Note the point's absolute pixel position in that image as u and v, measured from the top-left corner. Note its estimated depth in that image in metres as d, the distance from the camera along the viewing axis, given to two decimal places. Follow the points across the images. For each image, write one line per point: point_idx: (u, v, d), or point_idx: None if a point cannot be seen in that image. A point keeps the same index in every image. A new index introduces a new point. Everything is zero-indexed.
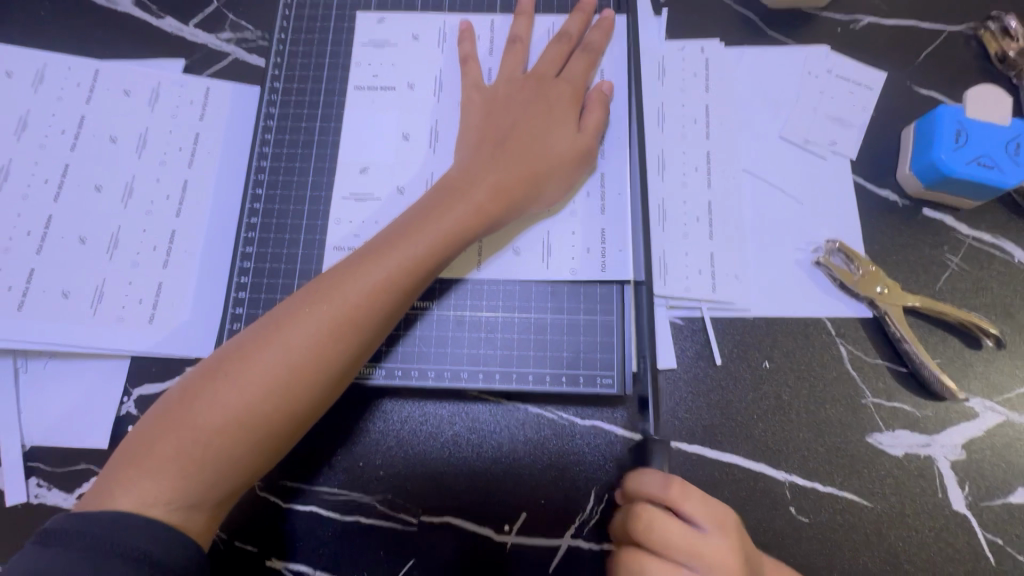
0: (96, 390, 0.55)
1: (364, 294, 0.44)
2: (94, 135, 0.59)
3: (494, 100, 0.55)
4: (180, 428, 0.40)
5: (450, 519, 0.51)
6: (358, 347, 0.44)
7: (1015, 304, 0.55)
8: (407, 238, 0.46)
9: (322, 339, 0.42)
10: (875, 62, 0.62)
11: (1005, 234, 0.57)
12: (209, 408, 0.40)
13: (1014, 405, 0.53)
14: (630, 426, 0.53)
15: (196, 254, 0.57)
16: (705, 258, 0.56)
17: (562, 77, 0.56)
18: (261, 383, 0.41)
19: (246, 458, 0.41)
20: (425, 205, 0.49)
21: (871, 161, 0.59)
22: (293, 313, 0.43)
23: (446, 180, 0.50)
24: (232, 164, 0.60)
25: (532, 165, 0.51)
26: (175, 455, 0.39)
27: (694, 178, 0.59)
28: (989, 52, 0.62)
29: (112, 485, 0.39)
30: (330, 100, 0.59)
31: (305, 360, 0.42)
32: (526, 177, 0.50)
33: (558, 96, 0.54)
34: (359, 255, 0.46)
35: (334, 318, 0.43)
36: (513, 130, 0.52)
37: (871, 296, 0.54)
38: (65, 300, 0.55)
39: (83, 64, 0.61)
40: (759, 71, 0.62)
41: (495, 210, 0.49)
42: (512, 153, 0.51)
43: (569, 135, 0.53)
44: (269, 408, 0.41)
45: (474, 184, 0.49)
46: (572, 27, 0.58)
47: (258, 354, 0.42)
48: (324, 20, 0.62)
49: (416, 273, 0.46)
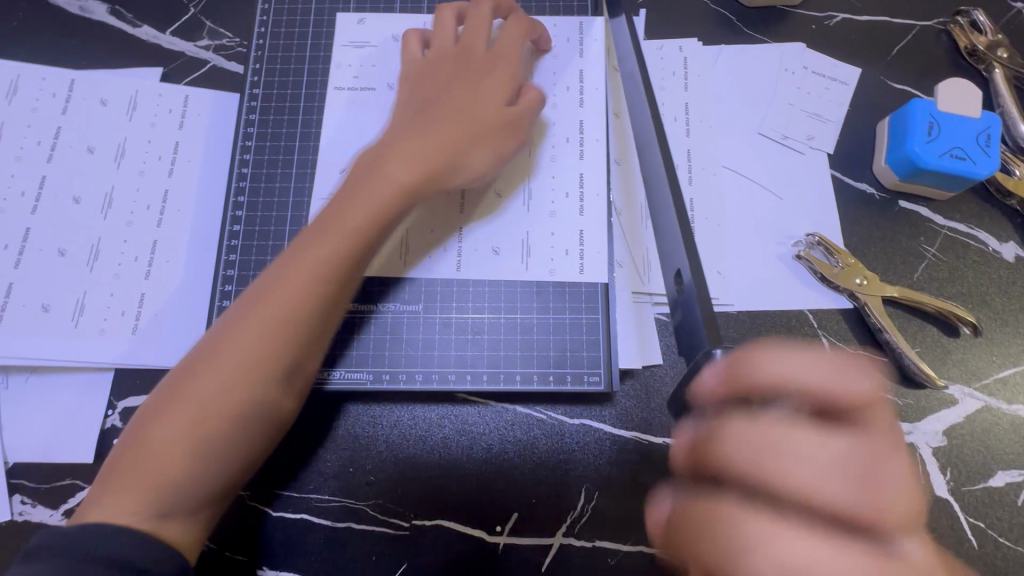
0: (80, 405, 0.54)
1: (295, 286, 0.44)
2: (72, 146, 0.59)
3: (420, 76, 0.55)
4: (142, 444, 0.40)
5: (442, 522, 0.51)
6: (303, 336, 0.43)
7: (990, 292, 0.57)
8: (345, 227, 0.46)
9: (265, 334, 0.42)
10: (850, 58, 0.63)
11: (979, 223, 0.59)
12: (168, 420, 0.40)
13: (992, 391, 0.54)
14: (618, 423, 0.53)
15: (177, 264, 0.57)
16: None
17: (494, 49, 0.55)
18: (216, 388, 0.41)
19: (209, 460, 0.41)
20: (359, 184, 0.48)
21: (848, 155, 0.60)
22: (236, 317, 0.43)
23: (362, 160, 0.50)
24: (213, 172, 0.60)
25: (456, 133, 0.51)
26: (139, 470, 0.39)
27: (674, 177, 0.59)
28: (959, 45, 0.63)
29: (83, 508, 0.39)
30: (310, 104, 0.59)
31: (252, 358, 0.42)
32: (454, 142, 0.50)
33: (484, 66, 0.54)
34: (292, 249, 0.46)
35: (271, 314, 0.43)
36: (438, 100, 0.53)
37: (851, 288, 0.55)
38: (45, 314, 0.54)
39: (58, 75, 0.60)
40: (738, 67, 0.63)
41: (417, 179, 0.49)
42: (445, 120, 0.51)
43: (496, 106, 0.53)
44: (226, 410, 0.41)
45: (395, 158, 0.49)
46: (505, 2, 0.57)
47: (210, 361, 0.42)
48: (303, 25, 0.62)
49: (348, 256, 0.45)
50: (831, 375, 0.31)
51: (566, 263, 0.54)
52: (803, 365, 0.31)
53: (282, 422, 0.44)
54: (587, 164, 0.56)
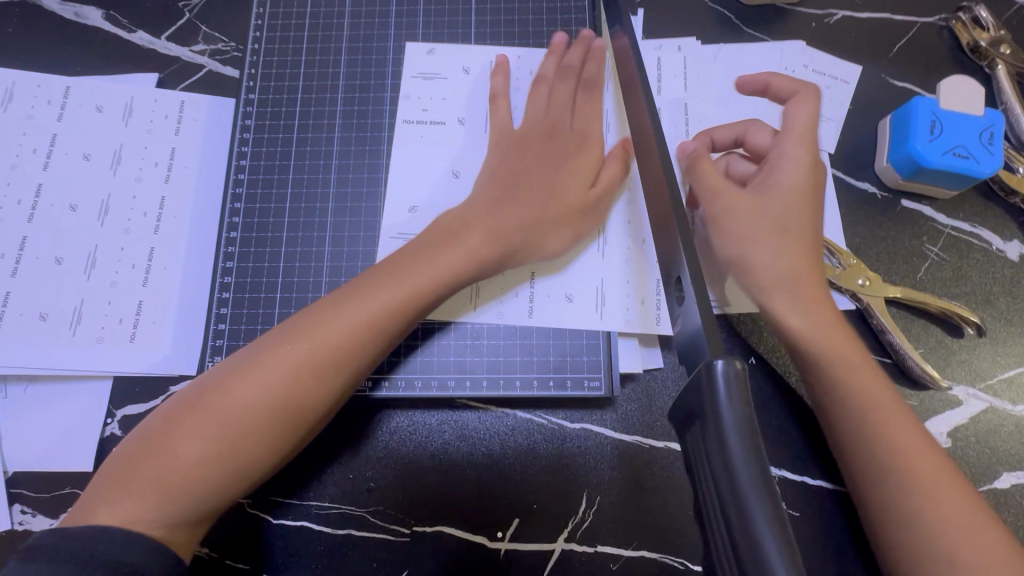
0: (78, 414, 0.54)
1: (347, 332, 0.43)
2: (67, 153, 0.58)
3: (511, 142, 0.54)
4: (159, 454, 0.39)
5: (443, 528, 0.51)
6: (342, 382, 0.43)
7: (994, 291, 0.56)
8: (394, 275, 0.45)
9: (304, 373, 0.42)
10: (851, 56, 0.63)
11: (982, 222, 0.58)
12: (190, 438, 0.40)
13: (996, 391, 0.54)
14: (620, 428, 0.53)
15: (175, 271, 0.57)
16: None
17: (576, 128, 0.55)
18: (244, 412, 0.40)
19: (227, 485, 0.40)
20: (421, 242, 0.48)
21: (850, 154, 0.60)
22: (278, 344, 0.43)
23: (442, 220, 0.49)
24: (209, 177, 0.59)
25: (536, 212, 0.50)
26: (154, 479, 0.39)
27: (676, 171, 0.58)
28: (960, 42, 0.62)
29: (94, 503, 0.39)
30: (307, 109, 0.59)
31: (285, 394, 0.41)
32: (531, 220, 0.50)
33: (578, 147, 0.54)
34: (346, 291, 0.45)
35: (316, 353, 0.42)
36: (525, 176, 0.52)
37: (853, 288, 0.54)
38: (43, 322, 0.54)
39: (54, 81, 0.60)
40: (737, 66, 0.62)
41: (490, 252, 0.48)
42: (518, 196, 0.51)
43: (580, 188, 0.53)
44: (251, 437, 0.40)
45: (472, 227, 0.48)
46: (573, 60, 0.57)
47: (240, 384, 0.41)
48: (298, 29, 0.61)
49: (404, 310, 0.45)
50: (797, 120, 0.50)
51: (573, 295, 0.53)
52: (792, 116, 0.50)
53: (300, 450, 0.44)
54: None
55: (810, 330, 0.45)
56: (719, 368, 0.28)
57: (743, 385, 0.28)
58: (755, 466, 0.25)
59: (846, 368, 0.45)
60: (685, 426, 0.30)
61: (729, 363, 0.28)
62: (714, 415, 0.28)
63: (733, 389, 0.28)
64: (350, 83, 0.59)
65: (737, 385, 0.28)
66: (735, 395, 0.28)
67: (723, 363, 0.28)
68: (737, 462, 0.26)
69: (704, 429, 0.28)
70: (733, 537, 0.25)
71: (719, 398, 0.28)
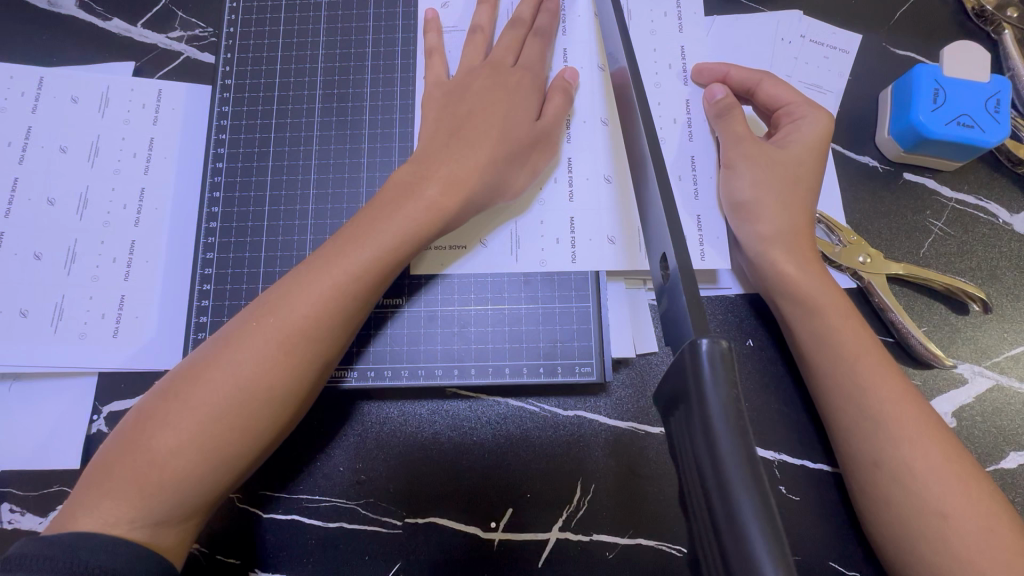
0: (64, 411, 0.53)
1: (313, 305, 0.42)
2: (43, 146, 0.57)
3: (456, 93, 0.52)
4: (135, 451, 0.38)
5: (436, 519, 0.50)
6: (315, 357, 0.42)
7: (1001, 267, 0.54)
8: (357, 244, 0.44)
9: (275, 352, 0.41)
10: (850, 25, 0.60)
11: (989, 195, 0.56)
12: (164, 431, 0.39)
13: (1004, 369, 0.52)
14: (613, 414, 0.52)
15: (156, 263, 0.55)
16: (692, 222, 0.52)
17: (520, 65, 0.53)
18: (215, 398, 0.39)
19: (203, 477, 0.39)
20: (377, 205, 0.46)
21: (850, 127, 0.58)
22: (246, 326, 0.42)
23: (397, 176, 0.48)
24: (188, 168, 0.58)
25: (488, 150, 0.48)
26: (133, 476, 0.38)
27: (671, 131, 0.55)
28: (966, 7, 0.60)
29: (74, 508, 0.38)
30: (285, 93, 0.57)
31: (257, 376, 0.40)
32: (488, 161, 0.48)
33: (519, 83, 0.52)
34: (311, 263, 0.44)
35: (285, 330, 0.41)
36: (470, 118, 0.50)
37: (854, 266, 0.53)
38: (24, 320, 0.53)
39: (26, 72, 0.58)
40: (731, 37, 0.60)
41: (451, 204, 0.46)
42: (469, 138, 0.48)
43: (526, 120, 0.50)
44: (227, 423, 0.39)
45: (429, 177, 0.47)
46: (524, 12, 0.55)
47: (211, 370, 0.40)
48: (275, 11, 0.59)
49: (369, 279, 0.44)
50: (778, 91, 0.53)
51: (554, 253, 0.51)
52: (774, 88, 0.53)
53: (281, 435, 0.43)
54: (573, 147, 0.53)
55: (802, 277, 0.47)
56: (704, 349, 0.27)
57: (732, 369, 0.26)
58: (741, 452, 0.24)
59: (841, 326, 0.46)
60: (670, 409, 0.29)
61: (714, 343, 0.27)
62: (699, 397, 0.26)
63: (719, 372, 0.26)
64: (328, 66, 0.58)
65: (724, 366, 0.26)
66: (721, 380, 0.26)
67: (707, 342, 0.27)
68: (723, 447, 0.24)
69: (688, 412, 0.27)
70: (717, 526, 0.24)
71: (704, 383, 0.26)
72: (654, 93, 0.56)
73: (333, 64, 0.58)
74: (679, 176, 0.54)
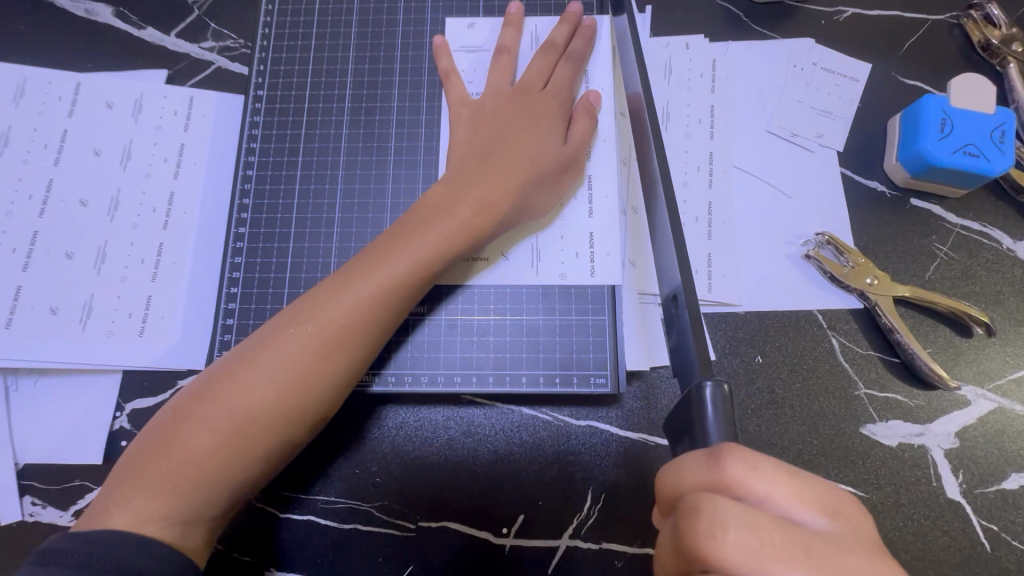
0: (90, 406, 0.54)
1: (348, 315, 0.43)
2: (78, 148, 0.59)
3: (485, 112, 0.54)
4: (171, 450, 0.40)
5: (448, 523, 0.51)
6: (346, 365, 0.44)
7: (1004, 291, 0.56)
8: (389, 255, 0.46)
9: (310, 357, 0.42)
10: (860, 54, 0.62)
11: (992, 222, 0.57)
12: (200, 431, 0.40)
13: (1006, 392, 0.53)
14: (624, 425, 0.53)
15: (183, 265, 0.57)
16: (703, 258, 0.56)
17: (548, 90, 0.55)
18: (249, 402, 0.41)
19: (237, 476, 0.40)
20: (410, 217, 0.48)
21: (858, 153, 0.60)
22: (281, 331, 0.43)
23: (431, 195, 0.49)
24: (217, 174, 0.60)
25: (521, 173, 0.50)
26: (169, 475, 0.39)
27: (695, 178, 0.59)
28: (972, 40, 0.62)
29: (109, 504, 0.39)
30: (315, 105, 0.59)
31: (291, 380, 0.42)
32: (517, 186, 0.50)
33: (546, 103, 0.54)
34: (345, 272, 0.45)
35: (320, 336, 0.43)
36: (502, 143, 0.51)
37: (861, 288, 0.54)
38: (53, 317, 0.55)
39: (64, 78, 0.61)
40: (749, 65, 0.62)
41: (483, 224, 0.48)
42: (500, 166, 0.50)
43: (556, 145, 0.52)
44: (259, 427, 0.41)
45: (462, 197, 0.48)
46: (557, 37, 0.57)
47: (246, 373, 0.41)
48: (306, 26, 0.61)
49: (401, 290, 0.45)
50: None
51: (574, 265, 0.53)
52: None
53: (308, 441, 0.44)
54: (592, 162, 0.55)
55: None
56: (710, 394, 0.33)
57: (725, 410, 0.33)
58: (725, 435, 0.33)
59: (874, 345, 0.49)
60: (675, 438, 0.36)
61: (717, 387, 0.33)
62: (701, 429, 0.33)
63: (719, 410, 0.33)
64: (357, 81, 0.60)
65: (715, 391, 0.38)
66: (721, 421, 0.33)
67: (711, 386, 0.33)
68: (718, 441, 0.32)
69: (693, 442, 0.34)
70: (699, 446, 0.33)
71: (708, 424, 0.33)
72: (665, 120, 0.60)
73: (362, 78, 0.60)
74: (690, 210, 0.58)
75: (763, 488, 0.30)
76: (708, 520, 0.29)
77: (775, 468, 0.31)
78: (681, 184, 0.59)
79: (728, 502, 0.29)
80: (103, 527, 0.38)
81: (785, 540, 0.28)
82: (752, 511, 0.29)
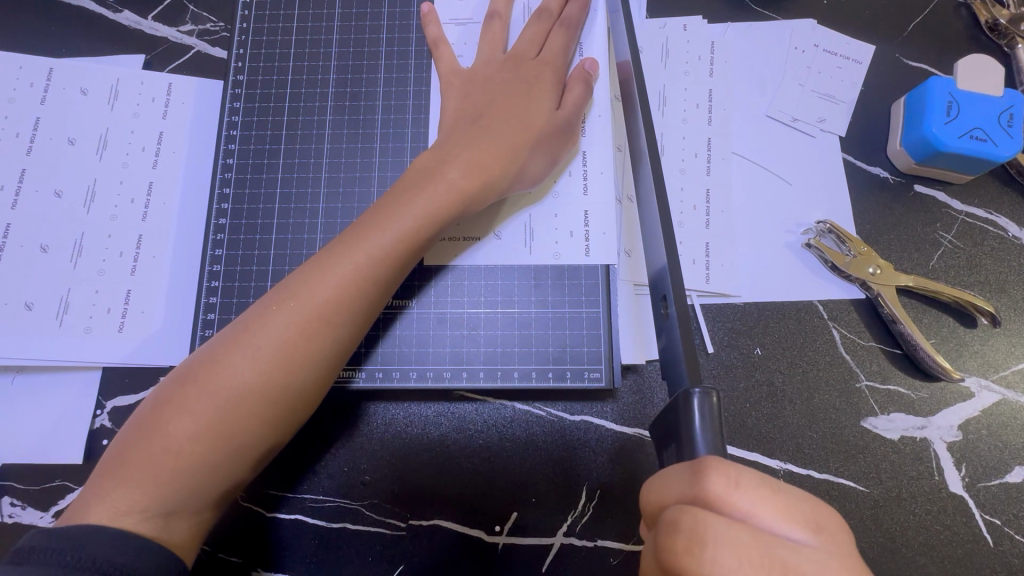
0: (68, 404, 0.53)
1: (332, 292, 0.42)
2: (51, 137, 0.57)
3: (474, 83, 0.52)
4: (152, 438, 0.38)
5: (440, 522, 0.50)
6: (333, 343, 0.42)
7: (1010, 280, 0.54)
8: (375, 229, 0.44)
9: (292, 338, 0.40)
10: (864, 36, 0.60)
11: (998, 208, 0.56)
12: (181, 417, 0.38)
13: (1010, 383, 0.52)
14: (619, 420, 0.52)
15: (163, 258, 0.55)
16: (699, 247, 0.55)
17: (542, 57, 0.52)
18: (230, 384, 0.39)
19: (220, 463, 0.38)
20: (396, 189, 0.46)
21: (861, 137, 0.58)
22: (262, 312, 0.41)
23: (419, 161, 0.47)
24: (197, 164, 0.57)
25: (514, 139, 0.48)
26: (149, 465, 0.38)
27: (693, 166, 0.57)
28: (979, 20, 0.59)
29: (89, 497, 0.37)
30: (298, 91, 0.57)
31: (274, 361, 0.40)
32: (510, 150, 0.48)
33: (539, 76, 0.51)
34: (328, 249, 0.44)
35: (302, 315, 0.41)
36: (494, 106, 0.49)
37: (863, 277, 0.53)
38: (28, 312, 0.53)
39: (36, 63, 0.58)
40: (748, 48, 0.60)
41: (473, 191, 0.46)
42: (492, 129, 0.48)
43: (550, 110, 0.50)
44: (242, 411, 0.39)
45: (448, 162, 0.46)
46: (551, 3, 0.54)
47: (227, 357, 0.40)
48: (289, 6, 0.59)
49: (387, 264, 0.43)
50: None
51: (568, 246, 0.52)
52: None
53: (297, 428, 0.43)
54: (586, 146, 0.53)
55: None
56: (695, 401, 0.31)
57: (711, 418, 0.31)
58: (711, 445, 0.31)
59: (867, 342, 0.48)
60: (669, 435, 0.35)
61: (705, 396, 0.31)
62: (688, 440, 0.32)
63: (706, 421, 0.31)
64: (341, 64, 0.57)
65: None
66: (707, 429, 0.31)
67: (699, 396, 0.32)
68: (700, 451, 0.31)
69: (680, 453, 0.32)
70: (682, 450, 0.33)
71: (693, 431, 0.32)
72: (662, 104, 0.58)
73: (345, 62, 0.57)
74: (688, 197, 0.56)
75: (745, 503, 0.29)
76: (687, 535, 0.28)
77: (759, 483, 0.30)
78: (678, 172, 0.57)
79: (710, 518, 0.28)
80: (81, 521, 0.36)
81: (763, 557, 0.27)
82: (733, 526, 0.28)
